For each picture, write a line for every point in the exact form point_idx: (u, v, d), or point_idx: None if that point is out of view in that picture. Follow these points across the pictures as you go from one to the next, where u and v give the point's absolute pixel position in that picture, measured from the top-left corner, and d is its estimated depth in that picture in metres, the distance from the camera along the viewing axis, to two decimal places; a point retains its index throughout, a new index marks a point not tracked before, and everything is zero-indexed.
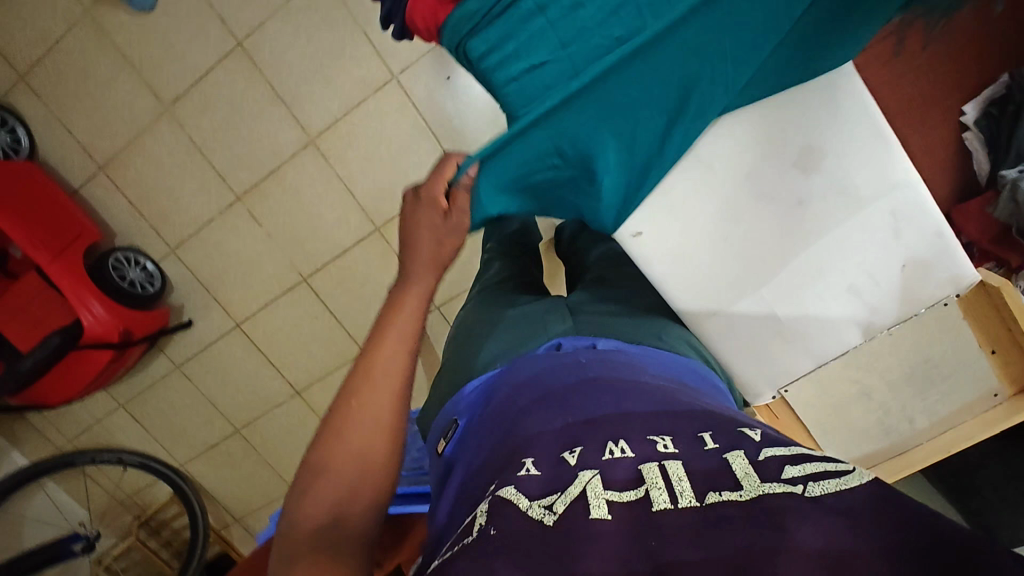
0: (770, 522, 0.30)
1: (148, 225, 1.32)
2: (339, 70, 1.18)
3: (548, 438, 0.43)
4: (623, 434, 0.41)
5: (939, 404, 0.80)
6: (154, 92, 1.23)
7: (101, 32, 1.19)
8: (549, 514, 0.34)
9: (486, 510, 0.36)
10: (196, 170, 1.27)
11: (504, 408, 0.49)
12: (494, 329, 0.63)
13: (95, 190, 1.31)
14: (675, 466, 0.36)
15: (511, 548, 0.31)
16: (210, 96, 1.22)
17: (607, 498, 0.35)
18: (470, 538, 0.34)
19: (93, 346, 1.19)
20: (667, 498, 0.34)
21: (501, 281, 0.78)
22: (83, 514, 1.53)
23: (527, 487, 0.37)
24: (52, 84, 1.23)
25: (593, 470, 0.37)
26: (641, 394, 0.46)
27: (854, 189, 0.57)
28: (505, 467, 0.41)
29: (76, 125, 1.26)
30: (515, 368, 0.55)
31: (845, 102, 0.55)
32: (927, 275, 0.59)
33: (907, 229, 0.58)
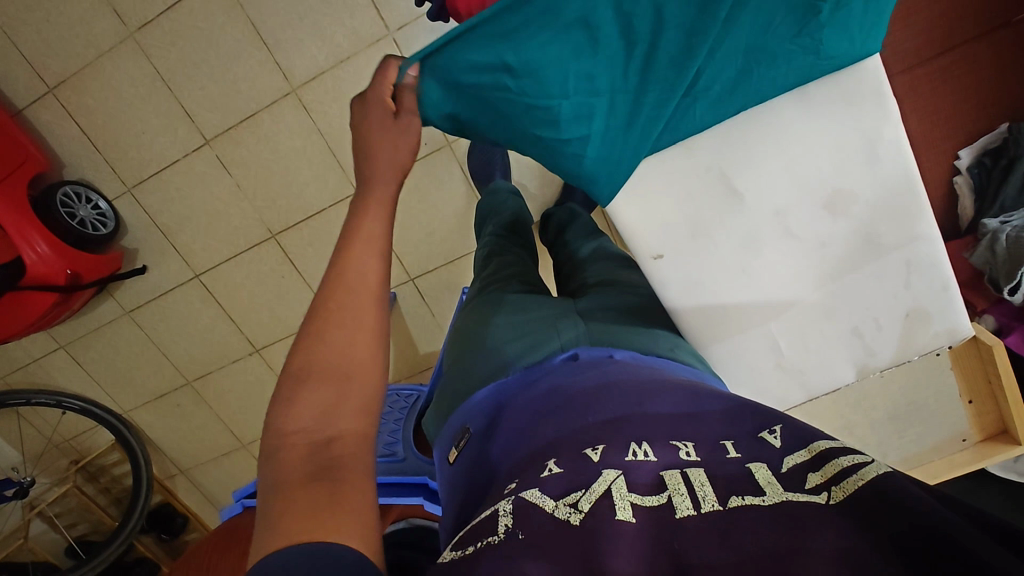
0: (792, 527, 0.30)
1: (102, 159, 1.21)
2: (330, 16, 1.09)
3: (567, 443, 0.42)
4: (646, 437, 0.41)
5: (913, 442, 0.85)
6: (120, 15, 1.10)
7: None
8: (574, 513, 0.34)
9: (510, 507, 0.36)
10: (161, 106, 1.17)
11: (520, 419, 0.48)
12: (504, 325, 0.62)
13: (43, 115, 1.18)
14: (697, 472, 0.36)
15: (540, 552, 0.31)
16: (184, 28, 1.11)
17: (632, 500, 0.35)
18: (493, 538, 0.33)
19: (36, 287, 1.11)
20: (690, 504, 0.34)
21: (504, 279, 0.76)
22: (16, 457, 1.45)
23: (549, 488, 0.37)
24: None
25: (617, 471, 0.37)
26: (660, 400, 0.46)
27: (876, 237, 0.57)
28: (525, 469, 0.41)
29: (25, 39, 1.13)
30: (532, 381, 0.54)
31: (885, 149, 0.54)
32: (927, 323, 0.60)
33: (917, 281, 0.59)
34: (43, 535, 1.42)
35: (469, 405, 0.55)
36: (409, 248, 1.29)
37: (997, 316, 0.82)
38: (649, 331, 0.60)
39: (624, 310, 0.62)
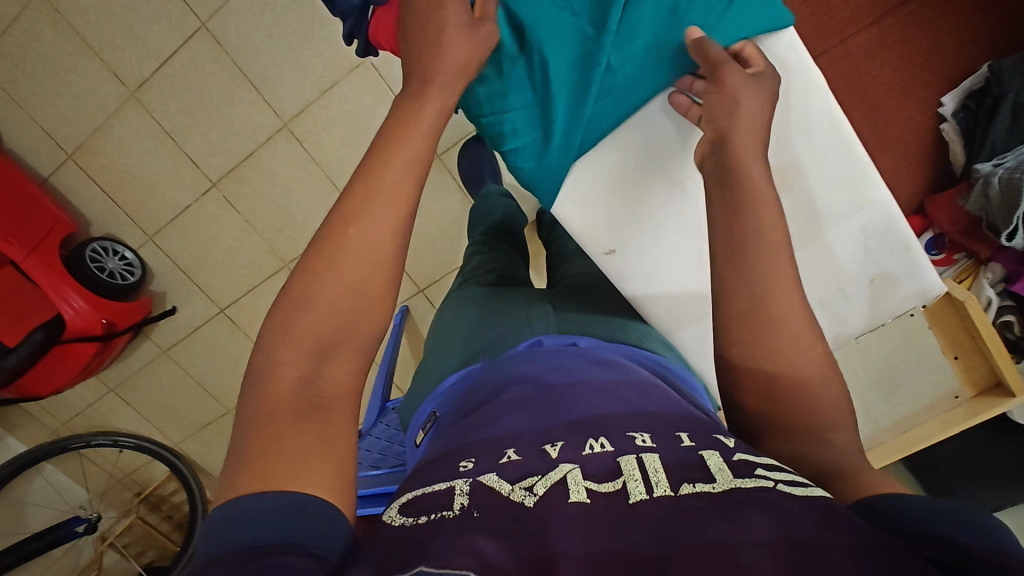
0: (734, 516, 0.31)
1: (124, 213, 1.30)
2: (309, 50, 1.14)
3: (524, 436, 0.42)
4: (604, 432, 0.41)
5: (901, 405, 0.90)
6: (119, 77, 1.18)
7: (56, 14, 1.12)
8: (529, 496, 0.35)
9: (467, 488, 0.36)
10: (168, 157, 1.24)
11: (481, 401, 0.50)
12: (479, 323, 0.64)
13: (66, 179, 1.27)
14: (652, 458, 0.37)
15: (493, 530, 0.32)
16: (178, 81, 1.17)
17: (587, 486, 0.35)
18: (448, 513, 0.34)
19: (77, 339, 1.20)
20: (644, 489, 0.34)
21: (486, 273, 0.78)
22: (83, 495, 1.57)
23: (506, 472, 0.37)
24: (10, 70, 1.17)
25: (573, 463, 0.38)
26: (622, 393, 0.47)
27: (825, 207, 0.64)
28: (484, 451, 0.41)
29: (39, 112, 1.21)
30: (495, 363, 0.55)
31: (818, 125, 0.61)
32: (895, 287, 0.66)
33: (875, 246, 0.65)
34: (117, 563, 1.57)
35: (439, 391, 0.57)
36: (414, 260, 1.32)
37: (1004, 263, 0.81)
38: (616, 327, 0.62)
39: (593, 313, 0.64)
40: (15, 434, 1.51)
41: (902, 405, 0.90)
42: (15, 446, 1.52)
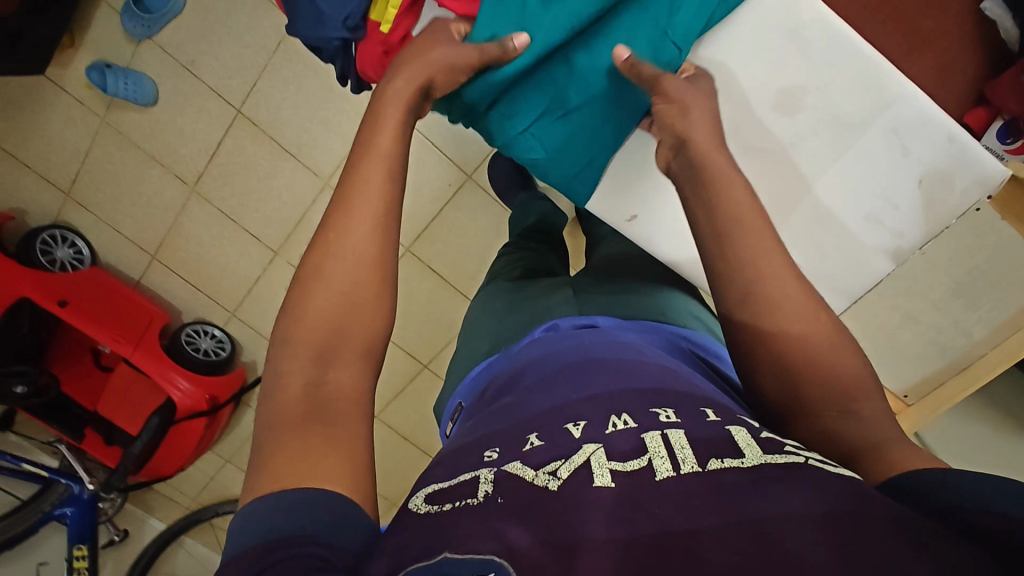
0: (764, 490, 0.35)
1: (207, 297, 1.43)
2: (333, 109, 1.22)
3: (547, 416, 0.45)
4: (626, 409, 0.45)
5: (992, 313, 0.85)
6: (179, 176, 1.31)
7: (119, 134, 1.27)
8: (553, 480, 0.38)
9: (492, 477, 0.39)
10: (233, 237, 1.36)
11: (510, 384, 0.53)
12: (503, 324, 0.67)
13: (154, 277, 1.42)
14: (678, 434, 0.41)
15: (520, 516, 0.35)
16: (227, 164, 1.28)
17: (611, 467, 0.38)
18: (473, 501, 0.37)
19: (189, 417, 1.33)
20: (670, 466, 0.38)
21: (509, 269, 0.81)
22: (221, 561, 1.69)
23: (532, 458, 0.40)
24: (92, 193, 1.33)
25: (597, 443, 0.41)
26: (644, 373, 0.50)
27: (846, 116, 0.71)
28: (506, 440, 0.43)
29: (122, 224, 1.36)
30: (512, 351, 0.60)
31: (815, 39, 0.68)
32: (949, 184, 0.72)
33: (913, 143, 0.71)
34: None
35: (467, 383, 0.61)
36: (469, 281, 1.36)
37: None
38: (640, 309, 0.66)
39: (615, 295, 0.68)
40: (155, 514, 1.67)
41: (996, 312, 0.85)
42: (157, 525, 1.67)
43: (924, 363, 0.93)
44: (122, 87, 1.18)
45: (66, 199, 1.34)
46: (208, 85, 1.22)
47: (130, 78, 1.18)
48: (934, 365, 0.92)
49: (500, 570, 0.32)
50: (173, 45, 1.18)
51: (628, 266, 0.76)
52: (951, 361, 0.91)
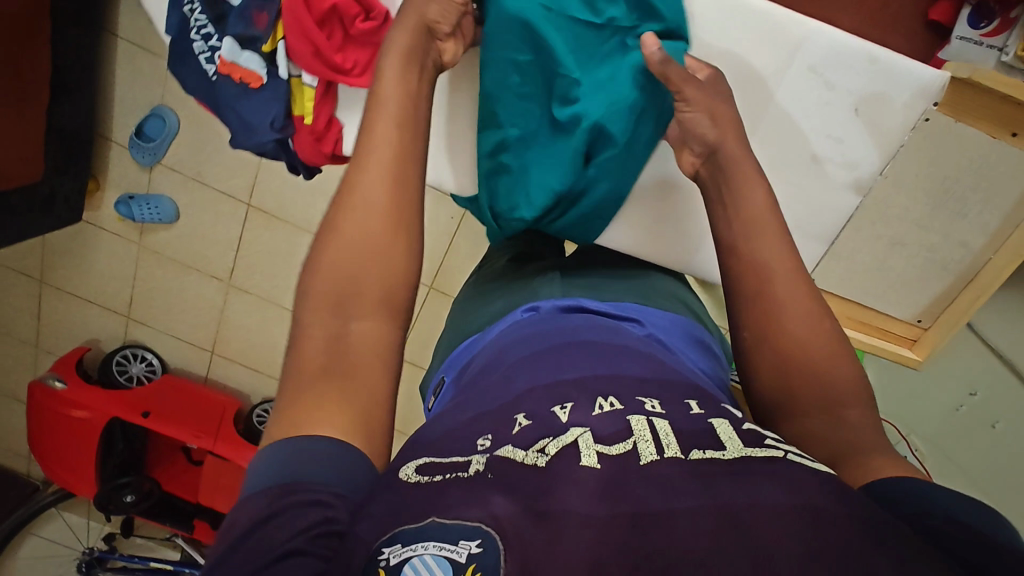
0: (741, 477, 0.37)
1: (266, 376, 1.52)
2: (328, 178, 1.30)
3: (536, 393, 0.49)
4: (613, 393, 0.47)
5: (985, 216, 0.85)
6: (215, 275, 1.42)
7: (156, 253, 1.40)
8: (541, 457, 0.40)
9: (485, 459, 0.41)
10: (274, 316, 1.45)
11: (491, 364, 0.58)
12: (491, 314, 0.71)
13: (218, 371, 1.53)
14: (663, 424, 0.43)
15: (506, 486, 0.37)
16: (251, 253, 1.38)
17: (597, 449, 0.40)
18: (465, 473, 0.39)
19: None
20: (654, 451, 0.40)
21: (493, 259, 0.85)
22: None
23: (520, 441, 0.42)
24: (148, 310, 1.47)
25: (584, 427, 0.43)
26: (626, 360, 0.53)
27: (759, 73, 0.74)
28: (495, 423, 0.46)
29: (179, 330, 1.49)
30: (499, 324, 0.66)
31: (707, 11, 0.73)
32: (885, 100, 0.73)
33: (832, 76, 0.73)
34: None
35: (448, 361, 0.68)
36: None
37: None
38: (622, 289, 0.73)
39: (599, 281, 0.75)
40: None
41: (987, 215, 0.85)
42: None
43: (927, 283, 0.91)
44: (145, 211, 1.33)
45: (129, 321, 1.49)
46: (217, 188, 1.32)
47: (150, 202, 1.32)
48: (936, 283, 0.91)
49: (487, 536, 0.34)
50: (178, 163, 1.30)
51: (606, 262, 0.81)
52: (954, 276, 0.90)
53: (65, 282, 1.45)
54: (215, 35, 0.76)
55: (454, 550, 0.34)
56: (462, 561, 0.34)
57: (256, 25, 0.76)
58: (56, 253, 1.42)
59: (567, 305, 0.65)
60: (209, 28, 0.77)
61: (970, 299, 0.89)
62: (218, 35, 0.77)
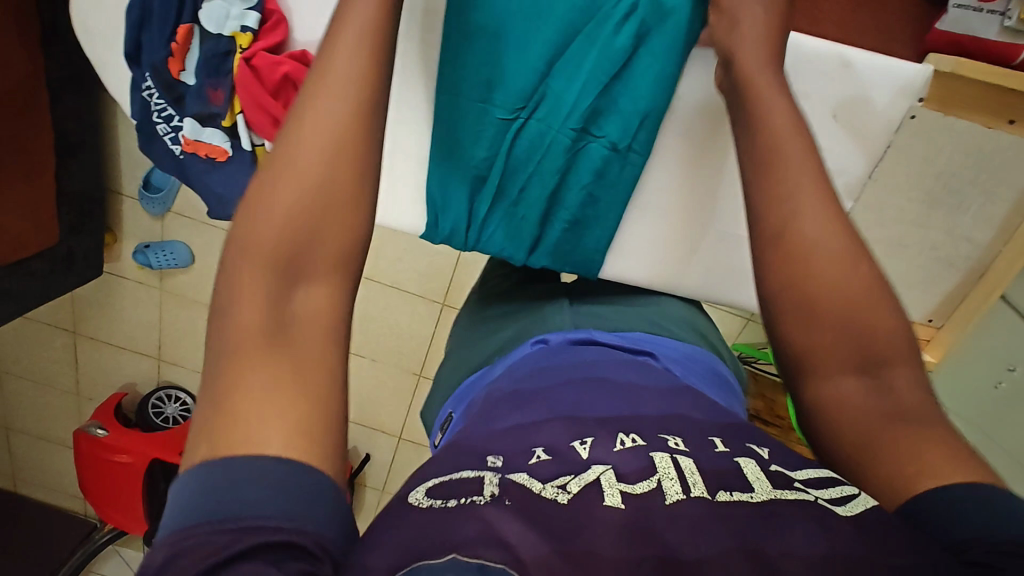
0: (768, 524, 0.36)
1: None
2: None
3: (555, 424, 0.46)
4: (635, 428, 0.46)
5: (987, 208, 0.80)
6: None
7: (178, 295, 1.45)
8: (562, 493, 0.38)
9: (497, 482, 0.39)
10: None
11: (497, 394, 0.56)
12: (496, 346, 0.69)
13: None
14: (688, 462, 0.41)
15: (529, 520, 0.35)
16: None
17: (621, 488, 0.39)
18: (479, 499, 0.37)
19: None
20: (679, 489, 0.39)
21: (495, 285, 0.83)
22: None
23: (540, 471, 0.40)
24: (177, 351, 1.52)
25: (606, 464, 0.41)
26: (644, 397, 0.51)
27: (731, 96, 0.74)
28: (510, 451, 0.44)
29: None
30: (504, 362, 0.64)
31: None
32: (863, 103, 0.73)
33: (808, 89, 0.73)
34: None
35: (455, 395, 0.66)
36: None
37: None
38: (634, 321, 0.70)
39: (608, 308, 0.73)
40: None
41: (990, 207, 0.80)
42: None
43: (937, 280, 0.88)
44: (161, 258, 1.37)
45: (159, 362, 1.54)
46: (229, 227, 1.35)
47: (165, 250, 1.37)
48: (946, 281, 0.87)
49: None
50: (188, 209, 1.34)
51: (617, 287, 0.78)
52: (965, 271, 0.86)
53: (98, 331, 1.52)
54: (176, 116, 0.78)
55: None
56: None
57: (213, 102, 0.76)
58: (85, 304, 1.48)
59: (577, 337, 0.64)
60: (170, 110, 0.78)
61: (982, 295, 0.85)
62: (179, 115, 0.78)
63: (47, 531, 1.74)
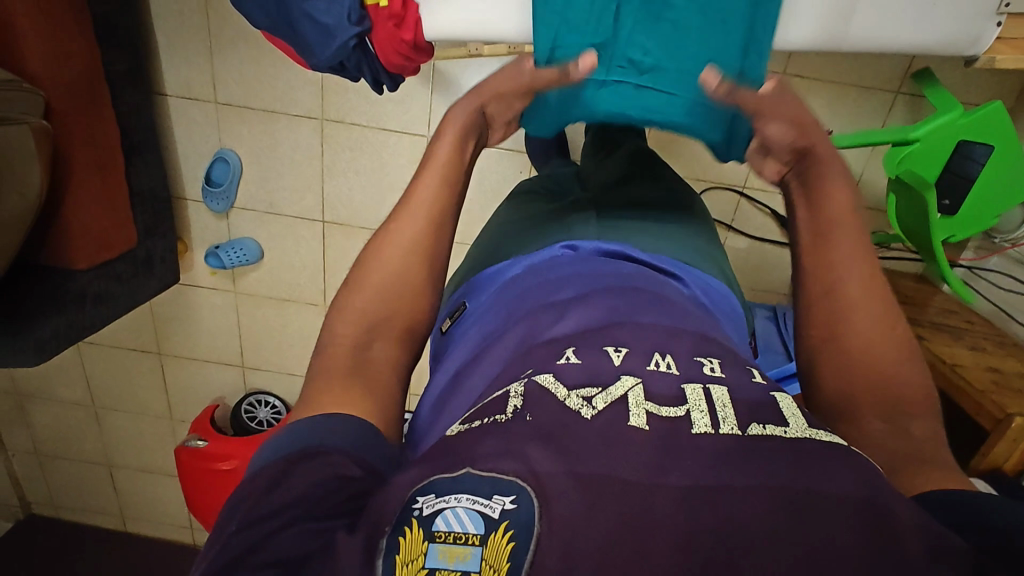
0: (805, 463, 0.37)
1: None
2: (389, 169, 1.29)
3: (581, 333, 0.50)
4: (671, 350, 0.47)
5: None
6: (311, 301, 1.44)
7: (251, 294, 1.44)
8: (586, 407, 0.41)
9: (520, 392, 0.44)
10: None
11: (526, 296, 0.59)
12: (511, 248, 0.73)
13: None
14: (721, 392, 0.43)
15: (543, 433, 0.39)
16: (336, 270, 1.39)
17: (647, 408, 0.41)
18: (504, 415, 0.42)
19: None
20: (708, 421, 0.40)
21: (522, 191, 0.85)
22: None
23: (567, 377, 0.44)
24: (258, 352, 1.51)
25: (637, 378, 0.44)
26: (679, 314, 0.53)
27: None
28: (549, 351, 0.48)
29: (291, 365, 1.52)
30: (536, 257, 0.67)
31: None
32: None
33: None
34: None
35: (472, 286, 0.70)
36: None
37: None
38: (658, 237, 0.71)
39: (632, 221, 0.73)
40: None
41: None
42: None
43: None
44: (233, 256, 1.35)
45: (244, 369, 1.54)
46: (289, 214, 1.34)
47: (235, 247, 1.35)
48: None
49: (520, 492, 0.36)
50: (250, 201, 1.33)
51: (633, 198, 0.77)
52: None
53: (178, 347, 1.52)
54: None
55: (488, 503, 0.36)
56: (495, 517, 0.36)
57: None
58: (166, 322, 1.48)
59: (608, 249, 0.66)
60: None
61: None
62: None
63: (166, 555, 1.77)
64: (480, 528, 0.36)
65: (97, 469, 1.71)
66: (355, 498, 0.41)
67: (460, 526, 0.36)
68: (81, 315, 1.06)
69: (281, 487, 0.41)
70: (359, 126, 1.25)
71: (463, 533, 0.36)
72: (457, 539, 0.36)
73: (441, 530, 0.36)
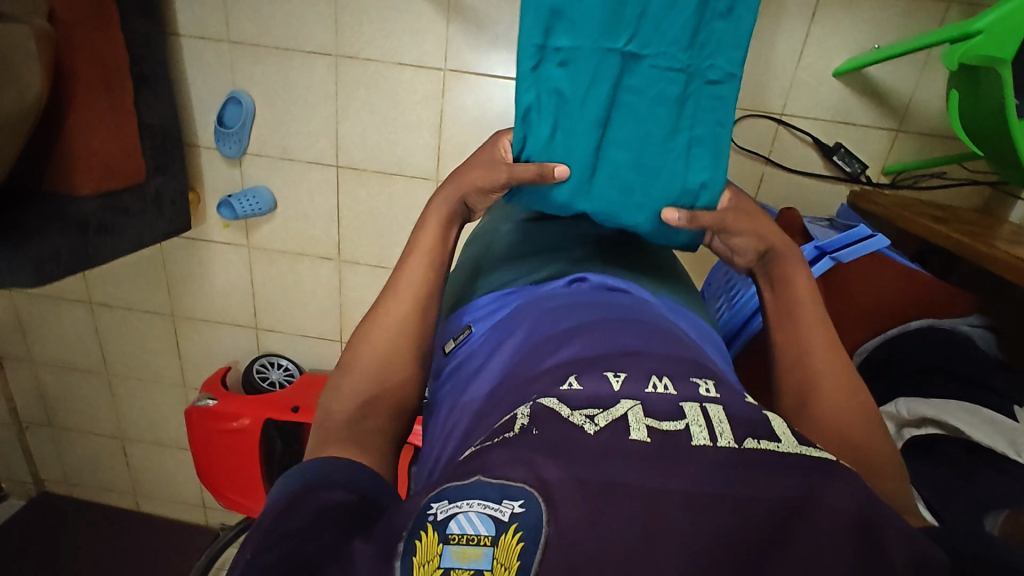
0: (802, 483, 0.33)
1: None
2: (403, 106, 1.24)
3: (574, 362, 0.44)
4: (668, 370, 0.42)
5: None
6: (324, 255, 1.39)
7: (263, 250, 1.39)
8: (589, 423, 0.36)
9: (528, 413, 0.38)
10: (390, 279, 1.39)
11: (528, 326, 0.50)
12: (510, 272, 0.65)
13: None
14: (717, 410, 0.38)
15: (551, 447, 0.34)
16: (351, 221, 1.34)
17: (648, 424, 0.36)
18: (510, 433, 0.36)
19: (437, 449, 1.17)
20: (707, 435, 0.35)
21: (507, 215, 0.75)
22: None
23: (570, 398, 0.39)
24: (272, 312, 1.46)
25: (635, 400, 0.39)
26: (679, 344, 0.46)
27: None
28: (547, 380, 0.42)
29: (305, 326, 1.47)
30: (538, 289, 0.57)
31: None
32: None
33: None
34: None
35: (473, 311, 0.59)
36: None
37: None
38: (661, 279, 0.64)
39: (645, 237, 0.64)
40: None
41: None
42: None
43: None
44: (245, 205, 1.30)
45: (258, 332, 1.49)
46: (302, 160, 1.30)
47: (247, 196, 1.30)
48: None
49: (529, 496, 0.33)
50: (263, 147, 1.29)
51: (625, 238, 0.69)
52: None
53: (191, 308, 1.47)
54: None
55: (497, 508, 0.33)
56: (505, 520, 0.33)
57: None
58: (179, 282, 1.44)
59: (613, 283, 0.57)
60: None
61: None
62: None
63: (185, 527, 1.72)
64: (492, 530, 0.33)
65: (110, 443, 1.66)
66: (360, 519, 0.38)
67: (473, 528, 0.33)
68: (84, 243, 1.02)
69: (287, 522, 0.37)
70: (371, 59, 1.20)
71: (476, 535, 0.33)
72: (470, 541, 0.33)
73: (455, 532, 0.33)
